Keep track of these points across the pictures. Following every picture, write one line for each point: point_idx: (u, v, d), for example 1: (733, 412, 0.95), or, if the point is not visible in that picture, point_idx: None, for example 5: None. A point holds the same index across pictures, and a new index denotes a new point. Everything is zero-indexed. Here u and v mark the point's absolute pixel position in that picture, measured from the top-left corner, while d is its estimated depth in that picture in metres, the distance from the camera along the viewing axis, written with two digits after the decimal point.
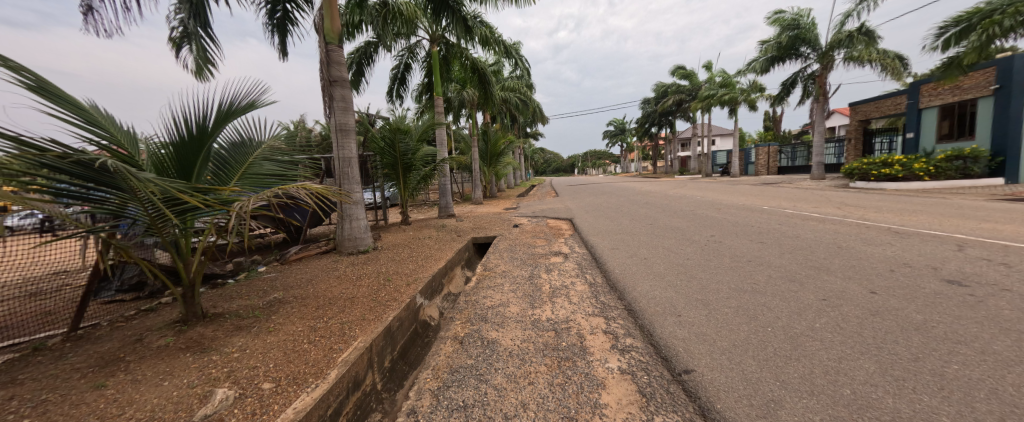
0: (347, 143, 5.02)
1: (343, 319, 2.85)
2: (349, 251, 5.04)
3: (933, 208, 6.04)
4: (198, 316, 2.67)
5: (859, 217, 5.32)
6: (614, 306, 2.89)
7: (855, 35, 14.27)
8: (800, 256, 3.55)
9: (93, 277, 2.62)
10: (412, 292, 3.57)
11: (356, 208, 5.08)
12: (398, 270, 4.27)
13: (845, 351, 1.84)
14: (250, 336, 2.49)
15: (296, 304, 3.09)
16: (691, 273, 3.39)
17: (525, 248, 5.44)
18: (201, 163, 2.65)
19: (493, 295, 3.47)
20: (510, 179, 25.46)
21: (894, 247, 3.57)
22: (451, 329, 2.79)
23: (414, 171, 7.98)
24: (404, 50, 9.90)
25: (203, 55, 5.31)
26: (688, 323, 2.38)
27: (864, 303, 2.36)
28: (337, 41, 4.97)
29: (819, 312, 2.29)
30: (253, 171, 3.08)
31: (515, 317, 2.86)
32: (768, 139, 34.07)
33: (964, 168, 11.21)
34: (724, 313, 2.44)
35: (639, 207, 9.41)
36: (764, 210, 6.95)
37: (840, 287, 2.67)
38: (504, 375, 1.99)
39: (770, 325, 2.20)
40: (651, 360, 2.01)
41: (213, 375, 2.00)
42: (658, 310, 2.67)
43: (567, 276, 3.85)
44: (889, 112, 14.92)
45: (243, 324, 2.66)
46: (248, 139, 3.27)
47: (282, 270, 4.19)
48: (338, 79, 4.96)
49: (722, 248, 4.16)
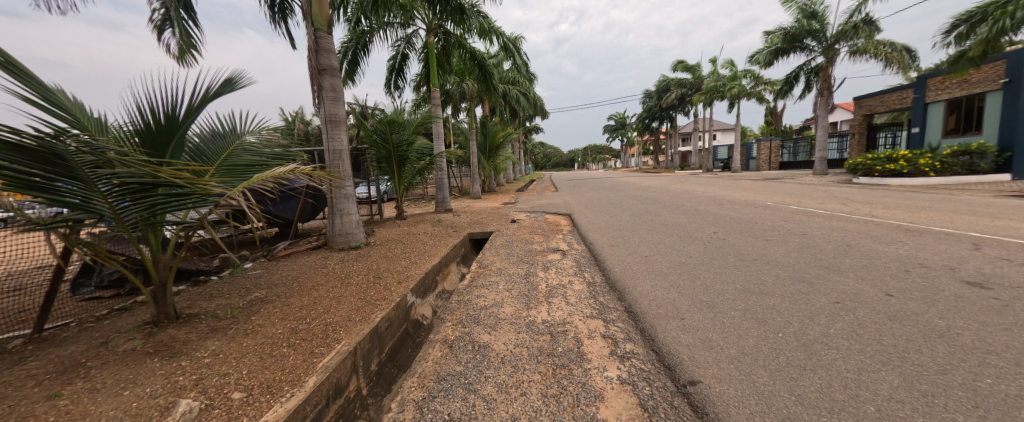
0: (338, 135, 4.82)
1: (327, 320, 2.70)
2: (340, 247, 4.86)
3: (943, 204, 5.87)
4: (171, 317, 2.45)
5: (867, 213, 5.15)
6: (613, 307, 2.73)
7: (860, 25, 13.87)
8: (808, 255, 3.38)
9: (58, 274, 2.45)
10: (402, 290, 3.44)
11: (347, 201, 4.91)
12: (390, 267, 4.12)
13: (865, 361, 1.68)
14: (225, 338, 2.33)
15: (278, 303, 2.91)
16: (694, 272, 3.23)
17: (522, 244, 5.29)
18: (175, 149, 2.45)
19: (487, 294, 3.31)
20: (506, 173, 24.98)
21: (906, 245, 3.41)
22: (441, 331, 2.63)
23: (408, 164, 7.77)
24: (400, 40, 9.56)
25: (186, 39, 5.04)
26: (692, 327, 2.21)
27: (880, 307, 2.20)
28: (326, 28, 4.73)
29: (831, 316, 2.15)
30: (231, 161, 2.80)
31: (509, 318, 2.71)
32: (769, 134, 33.64)
33: (970, 164, 10.96)
34: (731, 317, 2.28)
35: (640, 202, 9.21)
36: (769, 206, 6.75)
37: (853, 287, 2.54)
38: (494, 384, 1.85)
39: (780, 330, 2.05)
40: (653, 369, 1.85)
41: (179, 384, 1.85)
42: (660, 312, 2.51)
43: (564, 274, 3.69)
44: (894, 107, 14.65)
45: (220, 325, 2.48)
46: (229, 131, 3.04)
47: (269, 266, 4.01)
48: (328, 67, 4.73)
49: (725, 246, 4.00)
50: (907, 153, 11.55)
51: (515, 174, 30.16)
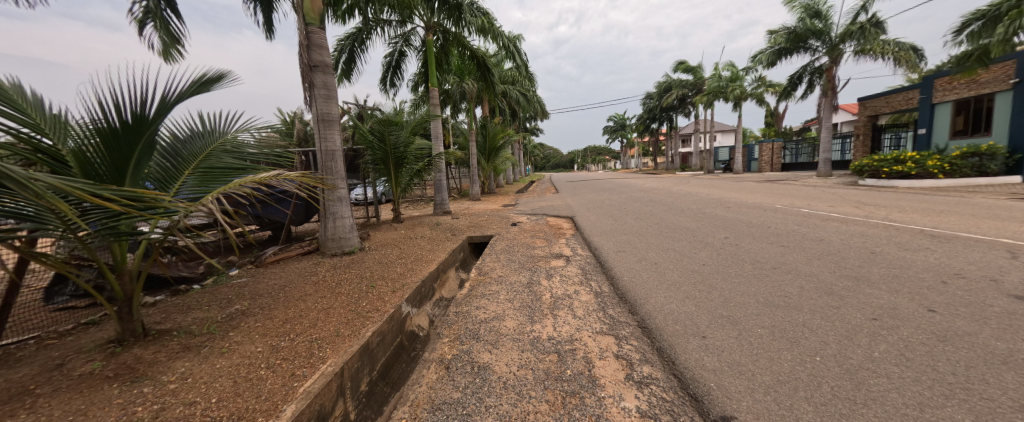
0: (332, 135, 4.59)
1: (313, 336, 2.47)
2: (333, 252, 4.62)
3: (960, 207, 5.66)
4: (138, 334, 2.19)
5: (884, 217, 4.94)
6: (625, 322, 2.50)
7: (867, 27, 13.64)
8: (832, 264, 3.15)
9: (11, 288, 2.22)
10: (397, 299, 3.22)
11: (340, 205, 4.69)
12: (384, 274, 3.89)
13: (924, 394, 1.46)
14: (197, 359, 2.09)
15: (260, 317, 2.67)
16: (709, 282, 3.00)
17: (523, 249, 5.07)
18: (144, 152, 2.14)
19: (487, 305, 3.08)
20: (506, 173, 24.80)
21: (935, 253, 3.18)
22: (437, 349, 2.40)
23: (406, 165, 7.55)
24: (398, 37, 9.32)
25: (168, 33, 4.83)
26: (716, 347, 1.99)
27: (925, 325, 1.98)
28: (318, 22, 4.50)
29: (872, 336, 1.93)
30: (208, 164, 2.55)
31: (511, 334, 2.49)
32: (770, 135, 33.57)
33: (980, 165, 10.76)
34: (758, 335, 2.06)
35: (643, 205, 8.99)
36: (779, 208, 6.54)
37: (888, 301, 2.32)
38: (496, 417, 1.62)
39: (817, 353, 1.83)
40: (677, 399, 1.62)
41: (136, 416, 1.61)
42: (677, 329, 2.29)
43: (569, 283, 3.46)
44: (900, 108, 14.42)
45: (193, 343, 2.23)
46: (202, 130, 2.73)
47: (255, 274, 3.78)
48: (319, 63, 4.50)
49: (740, 252, 3.78)
50: (915, 155, 11.36)
51: (516, 175, 29.93)
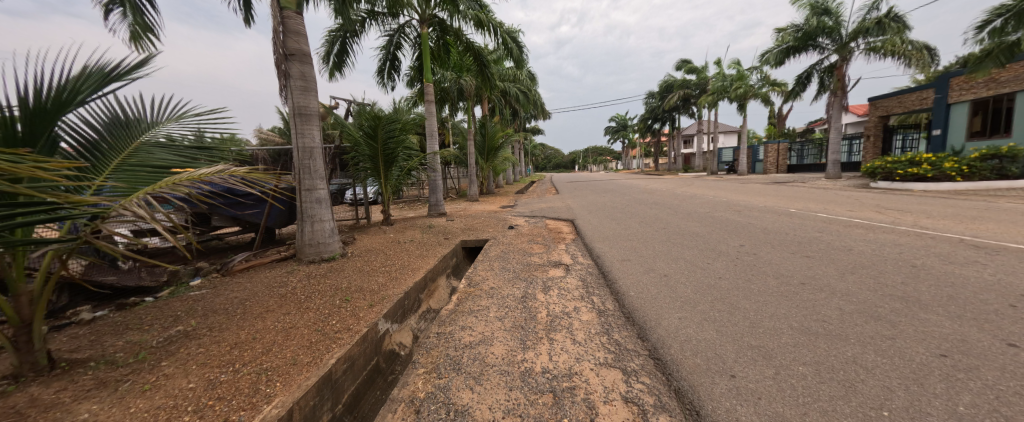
0: (310, 130, 4.22)
1: (264, 365, 2.07)
2: (310, 259, 4.23)
3: (994, 213, 5.19)
4: (39, 368, 1.81)
5: (912, 223, 4.52)
6: (634, 352, 2.11)
7: (884, 22, 13.22)
8: (870, 280, 2.74)
9: None
10: (373, 316, 2.82)
11: (320, 207, 4.32)
12: (363, 286, 3.48)
13: None
14: (112, 399, 1.69)
15: (206, 341, 2.29)
16: (729, 301, 2.61)
17: (519, 256, 4.68)
18: (43, 151, 1.80)
19: (474, 325, 2.69)
20: (507, 173, 24.43)
21: (989, 268, 2.76)
22: (410, 383, 2.00)
23: (396, 164, 7.16)
24: (392, 29, 8.95)
25: (140, 20, 4.47)
26: (749, 393, 1.59)
27: (1015, 368, 1.57)
28: (294, 7, 4.16)
29: (948, 382, 1.53)
30: (136, 161, 2.17)
31: (499, 365, 2.09)
32: (775, 136, 33.09)
33: (1000, 168, 10.29)
34: (800, 376, 1.67)
35: (648, 207, 8.60)
36: (793, 213, 6.13)
37: (953, 332, 1.92)
38: None
39: (883, 406, 1.42)
40: None
41: None
42: (697, 362, 1.90)
43: (568, 299, 3.05)
44: (913, 107, 13.95)
45: (113, 377, 1.85)
46: (130, 120, 2.36)
47: (218, 285, 3.37)
48: (296, 52, 4.13)
49: (760, 263, 3.39)
50: (930, 157, 10.96)
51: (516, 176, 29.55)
